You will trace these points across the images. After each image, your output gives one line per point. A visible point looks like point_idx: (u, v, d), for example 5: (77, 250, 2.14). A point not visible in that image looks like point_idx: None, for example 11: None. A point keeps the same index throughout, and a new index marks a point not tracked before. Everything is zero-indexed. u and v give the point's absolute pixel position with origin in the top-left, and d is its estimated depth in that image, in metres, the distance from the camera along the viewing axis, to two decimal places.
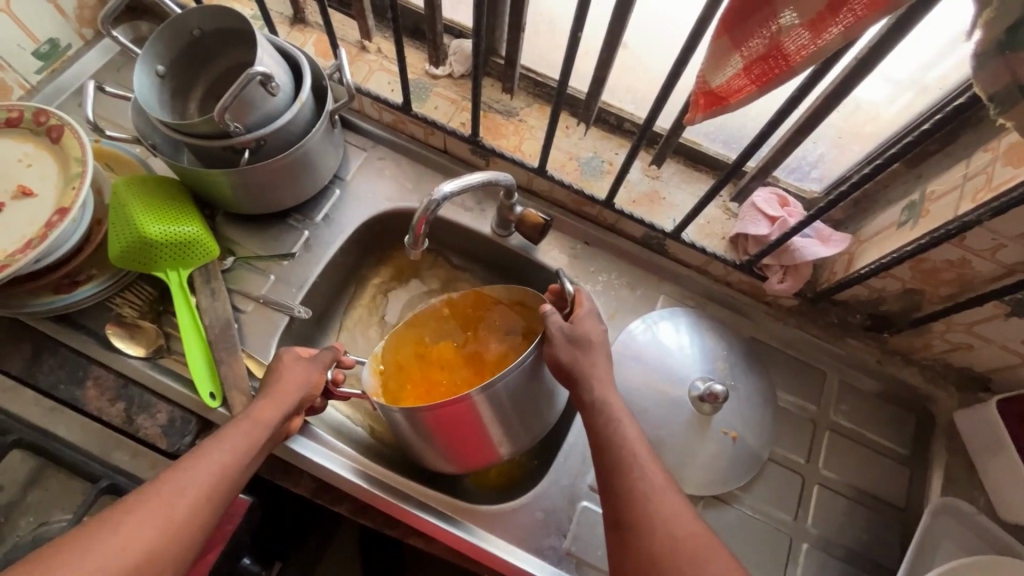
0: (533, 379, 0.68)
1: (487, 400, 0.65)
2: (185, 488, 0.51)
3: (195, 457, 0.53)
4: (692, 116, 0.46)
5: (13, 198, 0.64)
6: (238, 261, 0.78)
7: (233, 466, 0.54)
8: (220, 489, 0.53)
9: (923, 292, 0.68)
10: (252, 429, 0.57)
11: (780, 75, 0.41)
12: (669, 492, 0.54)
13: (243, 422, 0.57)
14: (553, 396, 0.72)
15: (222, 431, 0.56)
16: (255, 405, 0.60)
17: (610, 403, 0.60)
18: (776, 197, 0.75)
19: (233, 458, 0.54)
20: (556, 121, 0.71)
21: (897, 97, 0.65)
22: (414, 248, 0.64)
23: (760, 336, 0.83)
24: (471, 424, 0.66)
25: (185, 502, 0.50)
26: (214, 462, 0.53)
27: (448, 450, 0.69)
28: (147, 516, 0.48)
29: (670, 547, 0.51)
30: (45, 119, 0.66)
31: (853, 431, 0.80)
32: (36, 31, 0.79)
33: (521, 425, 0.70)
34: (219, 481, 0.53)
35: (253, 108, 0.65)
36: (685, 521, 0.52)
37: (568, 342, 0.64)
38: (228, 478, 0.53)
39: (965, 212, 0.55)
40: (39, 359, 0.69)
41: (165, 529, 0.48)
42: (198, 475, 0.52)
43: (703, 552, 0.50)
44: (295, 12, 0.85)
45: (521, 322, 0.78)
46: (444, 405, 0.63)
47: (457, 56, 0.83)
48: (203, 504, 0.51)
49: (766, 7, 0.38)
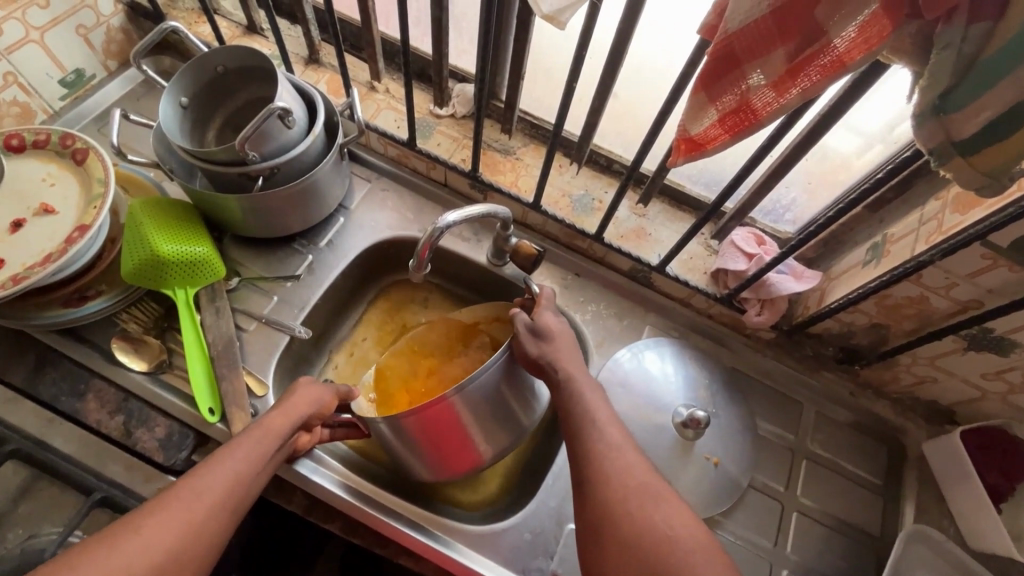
0: (508, 379, 0.71)
1: (464, 401, 0.68)
2: (202, 492, 0.53)
3: (210, 465, 0.55)
4: (675, 159, 0.52)
5: (34, 214, 0.67)
6: (243, 281, 0.81)
7: (247, 473, 0.57)
8: (234, 496, 0.55)
9: (889, 327, 0.73)
10: (264, 439, 0.60)
11: (750, 126, 0.47)
12: (630, 451, 0.59)
13: (255, 431, 0.61)
14: (530, 398, 0.75)
15: (236, 440, 0.59)
16: (264, 416, 0.63)
17: (573, 375, 0.65)
18: (753, 236, 0.80)
19: (245, 467, 0.57)
20: (551, 160, 0.76)
21: (871, 149, 0.71)
22: (417, 271, 0.68)
23: (739, 366, 0.88)
24: (453, 424, 0.69)
25: (203, 505, 0.52)
26: (229, 469, 0.56)
27: (434, 463, 0.72)
28: (166, 519, 0.50)
29: (622, 494, 0.55)
30: (71, 142, 0.70)
31: (829, 460, 0.83)
32: (64, 61, 0.84)
33: (502, 425, 0.73)
34: (233, 488, 0.55)
35: (270, 139, 0.70)
36: (637, 471, 0.57)
37: (532, 338, 0.68)
38: (241, 486, 0.56)
39: (920, 252, 0.61)
40: (42, 371, 0.71)
41: (186, 530, 0.50)
42: (213, 483, 0.54)
43: (652, 499, 0.55)
44: (311, 53, 0.91)
45: (499, 336, 0.83)
46: (424, 410, 0.66)
47: (460, 98, 0.89)
48: (220, 509, 0.53)
49: (736, 69, 0.43)
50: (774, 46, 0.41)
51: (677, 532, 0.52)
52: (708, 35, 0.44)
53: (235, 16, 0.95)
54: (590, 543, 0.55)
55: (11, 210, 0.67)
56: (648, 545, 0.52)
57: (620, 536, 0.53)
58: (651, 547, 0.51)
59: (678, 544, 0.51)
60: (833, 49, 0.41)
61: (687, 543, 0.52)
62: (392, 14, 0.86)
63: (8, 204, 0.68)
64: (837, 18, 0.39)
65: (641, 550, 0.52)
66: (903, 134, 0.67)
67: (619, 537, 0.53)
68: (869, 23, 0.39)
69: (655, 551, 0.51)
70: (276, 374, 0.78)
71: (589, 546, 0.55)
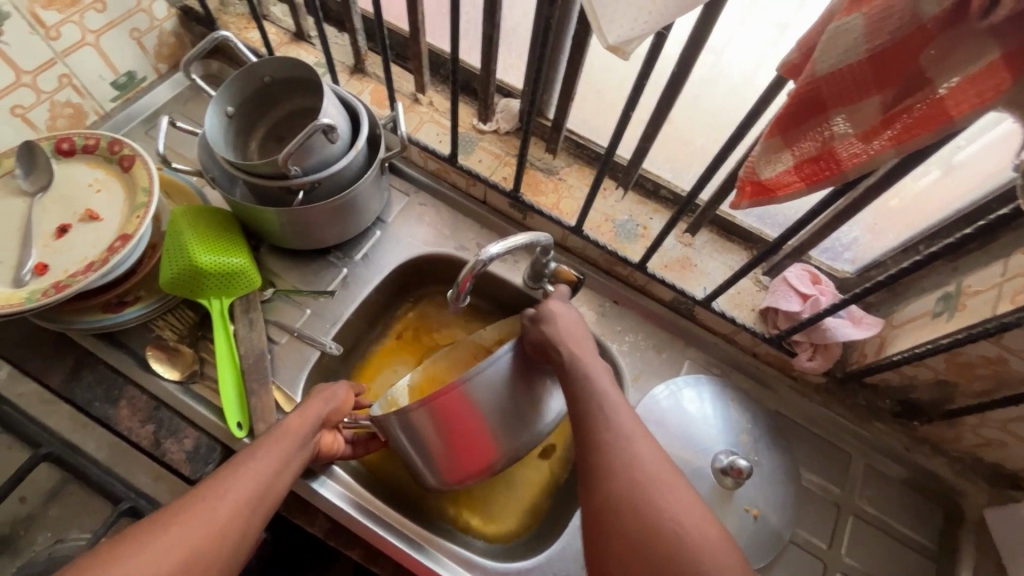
0: (524, 373, 0.68)
1: (476, 392, 0.64)
2: (226, 494, 0.51)
3: (231, 469, 0.54)
4: (739, 201, 0.49)
5: (79, 220, 0.67)
6: (277, 293, 0.80)
7: (271, 475, 0.55)
8: (259, 499, 0.53)
9: (957, 385, 0.67)
10: (284, 440, 0.59)
11: (830, 176, 0.43)
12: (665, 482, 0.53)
13: (275, 434, 0.59)
14: (549, 397, 0.70)
15: (258, 442, 0.58)
16: (284, 418, 0.62)
17: (580, 359, 0.62)
18: (808, 274, 0.75)
19: (268, 469, 0.56)
20: (599, 184, 0.73)
21: (920, 174, 0.67)
22: (455, 302, 0.65)
23: (784, 410, 0.83)
24: (466, 417, 0.65)
25: (226, 509, 0.51)
26: (253, 470, 0.54)
27: (446, 460, 0.68)
28: (191, 522, 0.49)
29: (629, 488, 0.51)
30: (119, 148, 0.70)
31: (876, 518, 0.78)
32: (117, 64, 0.85)
33: (519, 424, 0.68)
34: (258, 491, 0.53)
35: (313, 153, 0.68)
36: (648, 462, 0.53)
37: (534, 326, 0.66)
38: (264, 488, 0.54)
39: (1003, 312, 0.55)
40: (79, 374, 0.71)
41: (210, 534, 0.49)
42: (239, 484, 0.53)
43: (660, 490, 0.51)
44: (356, 63, 0.90)
45: None
46: (434, 399, 0.63)
47: (505, 114, 0.86)
48: (243, 510, 0.52)
49: (820, 114, 0.40)
50: (867, 92, 0.37)
51: (685, 529, 0.49)
52: (789, 74, 0.41)
53: (284, 22, 0.94)
54: (593, 533, 0.52)
55: (58, 214, 0.68)
56: (653, 540, 0.49)
57: (624, 531, 0.50)
58: (656, 543, 0.48)
59: (684, 543, 0.48)
60: (935, 98, 0.36)
61: (695, 545, 0.48)
62: (441, 26, 0.84)
63: (55, 209, 0.68)
64: (944, 66, 0.35)
65: (643, 545, 0.49)
66: (964, 161, 0.63)
67: (621, 531, 0.50)
68: (983, 74, 0.34)
69: (661, 549, 0.48)
70: (305, 389, 0.77)
71: (592, 537, 0.52)
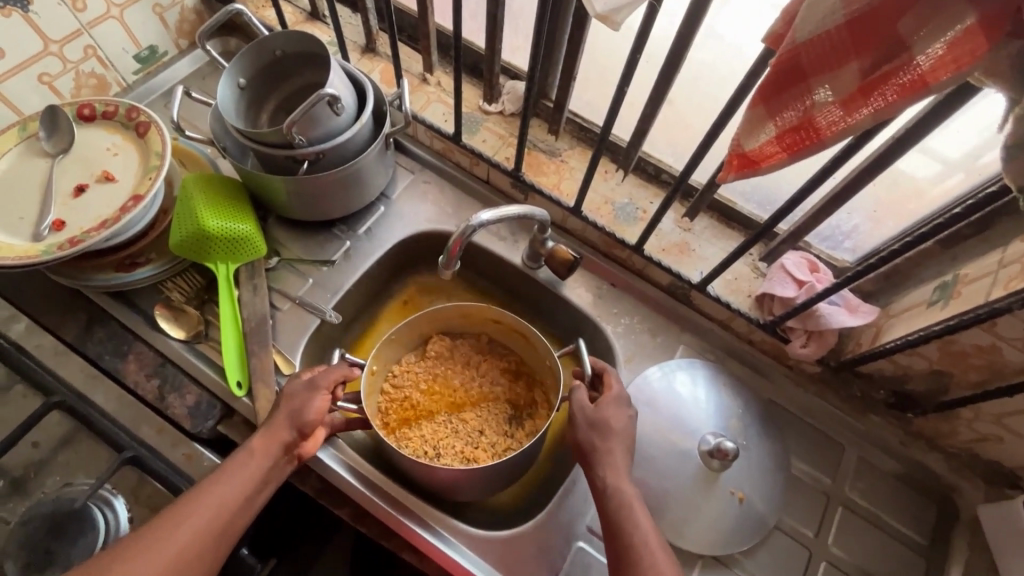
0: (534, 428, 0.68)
1: None
2: (185, 520, 0.55)
3: (196, 496, 0.57)
4: (725, 175, 0.49)
5: (96, 181, 0.71)
6: (282, 262, 0.83)
7: (239, 497, 0.59)
8: (219, 523, 0.57)
9: (951, 375, 0.67)
10: (250, 463, 0.60)
11: (811, 146, 0.43)
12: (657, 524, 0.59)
13: (241, 454, 0.61)
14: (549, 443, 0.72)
15: (227, 464, 0.60)
16: (254, 435, 0.63)
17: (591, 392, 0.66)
18: (806, 262, 0.75)
19: (232, 495, 0.58)
20: (596, 165, 0.74)
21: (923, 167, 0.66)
22: (446, 268, 0.67)
23: (778, 399, 0.83)
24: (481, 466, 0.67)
25: (185, 535, 0.55)
26: (221, 497, 0.58)
27: (447, 488, 0.71)
28: (154, 548, 0.53)
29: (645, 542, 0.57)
30: (135, 115, 0.74)
31: (867, 511, 0.77)
32: (139, 38, 0.88)
33: (520, 467, 0.71)
34: (219, 515, 0.57)
35: (318, 124, 0.70)
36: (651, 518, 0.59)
37: (587, 425, 0.64)
38: (226, 513, 0.57)
39: (996, 299, 0.54)
40: (90, 330, 0.76)
41: (176, 561, 0.54)
42: (199, 512, 0.56)
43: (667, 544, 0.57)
44: (367, 42, 0.92)
45: (488, 335, 0.86)
46: None
47: (510, 96, 0.88)
48: (205, 534, 0.56)
49: (801, 83, 0.40)
50: (846, 59, 0.38)
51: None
52: (773, 43, 0.41)
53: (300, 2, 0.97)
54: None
55: (77, 174, 0.72)
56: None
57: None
58: None
59: None
60: (915, 66, 0.36)
61: None
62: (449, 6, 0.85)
63: (74, 170, 0.72)
64: (922, 33, 0.35)
65: None
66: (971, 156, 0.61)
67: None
68: (961, 39, 0.34)
69: None
70: (305, 355, 0.79)
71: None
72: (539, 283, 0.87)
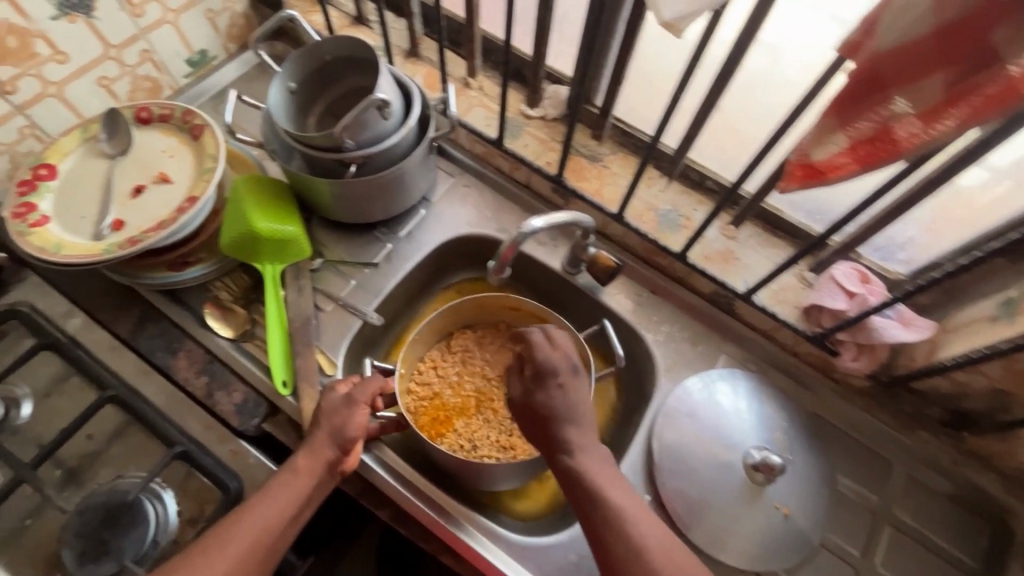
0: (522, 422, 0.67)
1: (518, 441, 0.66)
2: (230, 542, 0.56)
3: (240, 518, 0.58)
4: (787, 185, 0.49)
5: (153, 182, 0.73)
6: (326, 263, 0.84)
7: (280, 518, 0.59)
8: (261, 546, 0.57)
9: (1013, 395, 0.64)
10: (292, 485, 0.61)
11: (887, 157, 0.42)
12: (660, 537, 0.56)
13: (284, 476, 0.62)
14: None
15: (270, 486, 0.61)
16: (296, 456, 0.64)
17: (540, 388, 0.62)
18: (857, 273, 0.72)
19: (275, 517, 0.59)
20: (642, 173, 0.73)
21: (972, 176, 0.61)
22: (496, 273, 0.68)
23: (824, 413, 0.81)
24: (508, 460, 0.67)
25: (230, 558, 0.55)
26: (264, 518, 0.58)
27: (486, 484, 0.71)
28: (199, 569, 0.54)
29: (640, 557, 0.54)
30: (191, 118, 0.75)
31: (915, 531, 0.75)
32: (192, 42, 0.91)
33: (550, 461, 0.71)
34: (262, 538, 0.57)
35: (366, 129, 0.71)
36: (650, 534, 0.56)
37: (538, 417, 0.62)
38: (269, 537, 0.58)
39: None
40: (143, 326, 0.78)
41: None
42: (241, 534, 0.57)
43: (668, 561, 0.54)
44: (412, 47, 0.93)
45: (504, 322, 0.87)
46: None
47: (552, 101, 0.88)
48: (248, 556, 0.56)
49: (879, 92, 0.40)
50: (928, 69, 0.37)
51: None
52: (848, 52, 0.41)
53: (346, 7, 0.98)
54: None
55: (134, 175, 0.74)
56: None
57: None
58: None
59: None
60: (1006, 76, 0.35)
61: None
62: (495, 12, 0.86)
63: (131, 171, 0.74)
64: (1014, 43, 0.33)
65: None
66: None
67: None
68: None
69: None
70: (346, 355, 0.81)
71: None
72: (577, 288, 0.87)
